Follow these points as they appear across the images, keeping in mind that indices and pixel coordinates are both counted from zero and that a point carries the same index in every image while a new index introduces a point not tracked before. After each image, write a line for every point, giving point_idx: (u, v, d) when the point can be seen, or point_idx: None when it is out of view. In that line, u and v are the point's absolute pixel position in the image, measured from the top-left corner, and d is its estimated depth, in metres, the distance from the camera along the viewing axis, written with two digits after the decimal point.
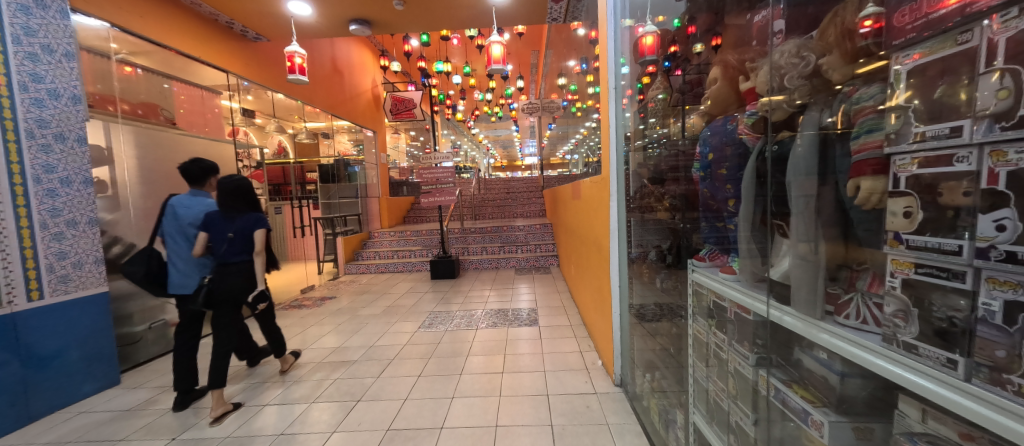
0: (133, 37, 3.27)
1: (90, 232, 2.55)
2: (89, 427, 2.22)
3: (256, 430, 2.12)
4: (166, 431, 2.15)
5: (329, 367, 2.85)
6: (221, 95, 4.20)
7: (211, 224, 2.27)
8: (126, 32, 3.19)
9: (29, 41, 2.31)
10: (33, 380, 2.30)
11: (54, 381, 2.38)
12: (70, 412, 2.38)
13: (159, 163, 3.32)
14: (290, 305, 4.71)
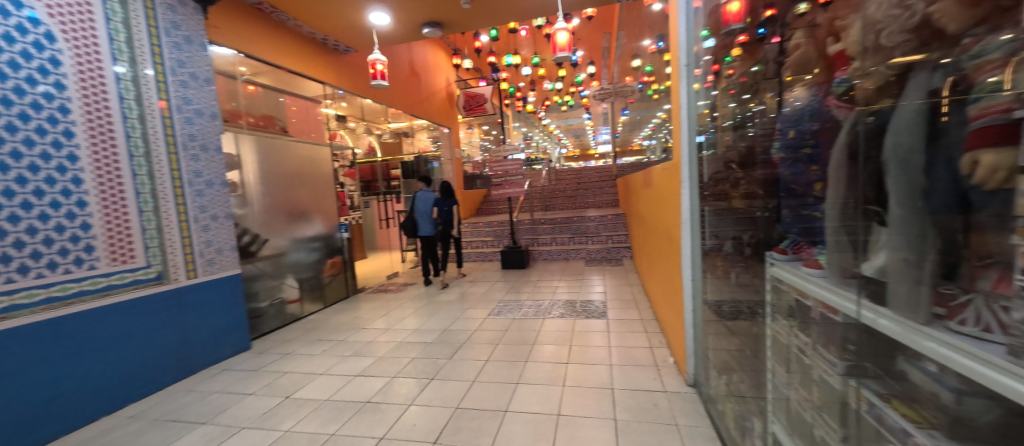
0: (254, 60, 3.79)
1: (227, 224, 3.07)
2: (228, 382, 2.68)
3: (348, 395, 2.38)
4: (284, 389, 2.52)
5: (407, 347, 3.10)
6: (322, 103, 4.75)
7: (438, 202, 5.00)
8: (248, 56, 3.70)
9: (182, 71, 2.82)
10: (192, 341, 2.82)
11: (206, 343, 2.91)
12: (215, 369, 2.89)
13: (272, 166, 3.84)
14: (378, 290, 5.19)
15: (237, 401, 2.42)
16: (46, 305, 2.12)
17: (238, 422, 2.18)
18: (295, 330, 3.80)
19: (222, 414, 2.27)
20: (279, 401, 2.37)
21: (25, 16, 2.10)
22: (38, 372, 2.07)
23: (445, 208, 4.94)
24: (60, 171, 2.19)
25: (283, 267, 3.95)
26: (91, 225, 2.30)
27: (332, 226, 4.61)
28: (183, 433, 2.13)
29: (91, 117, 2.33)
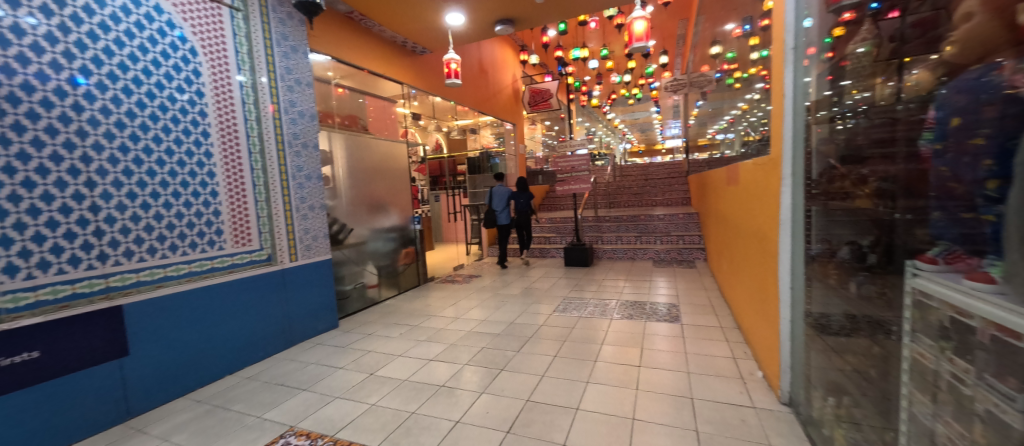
0: (343, 64, 4.12)
1: (322, 214, 3.36)
2: (322, 355, 2.93)
3: (424, 378, 2.51)
4: (370, 366, 2.71)
5: (476, 336, 3.19)
6: (399, 103, 5.00)
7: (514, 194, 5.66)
8: (338, 60, 4.01)
9: (289, 78, 3.11)
10: (292, 316, 3.11)
11: (303, 318, 3.21)
12: (310, 343, 3.18)
13: (357, 161, 4.14)
14: (445, 280, 5.41)
15: (329, 373, 2.63)
16: (188, 278, 2.46)
17: (331, 392, 2.38)
18: (373, 314, 4.07)
19: (318, 384, 2.49)
20: (365, 377, 2.55)
21: (175, 35, 2.45)
22: (181, 335, 2.41)
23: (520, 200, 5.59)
24: (199, 166, 2.53)
25: (365, 255, 4.25)
26: (221, 211, 2.63)
27: (406, 218, 4.89)
28: (287, 397, 2.37)
29: (222, 120, 2.66)
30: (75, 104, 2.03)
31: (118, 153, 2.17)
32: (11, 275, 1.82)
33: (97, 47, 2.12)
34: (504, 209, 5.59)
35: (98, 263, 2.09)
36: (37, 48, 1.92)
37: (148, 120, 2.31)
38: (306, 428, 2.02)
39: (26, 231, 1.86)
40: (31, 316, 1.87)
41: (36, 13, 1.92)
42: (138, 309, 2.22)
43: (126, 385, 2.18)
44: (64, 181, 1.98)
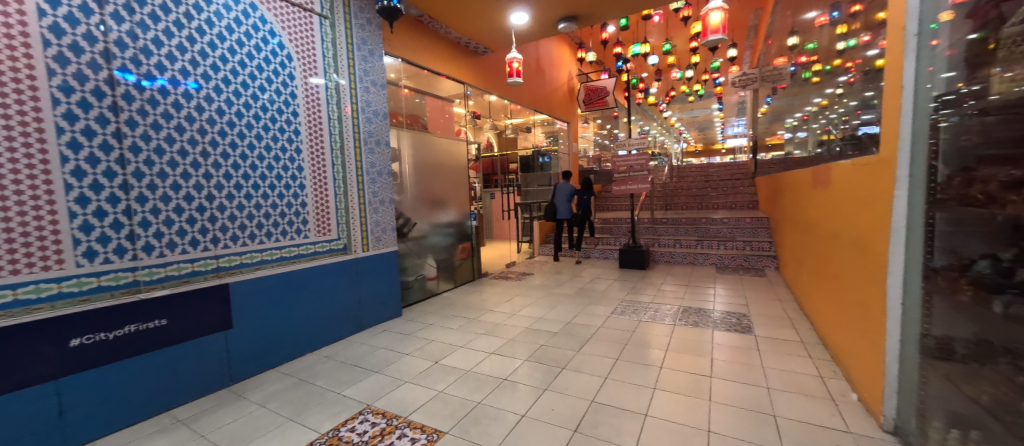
0: (411, 64, 4.31)
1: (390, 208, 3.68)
2: (389, 342, 3.20)
3: (487, 371, 2.58)
4: (435, 354, 2.88)
5: (534, 334, 3.20)
6: (455, 103, 5.13)
7: (578, 192, 5.85)
8: (406, 61, 4.20)
9: (365, 79, 3.46)
10: (362, 303, 3.41)
11: (373, 305, 3.52)
12: (377, 328, 3.47)
13: (420, 158, 4.38)
14: (498, 276, 5.49)
15: (397, 358, 2.84)
16: (280, 262, 2.79)
17: (402, 377, 2.57)
18: (431, 305, 4.25)
19: (387, 368, 2.71)
20: (431, 365, 2.70)
21: (275, 43, 2.77)
22: (273, 313, 2.74)
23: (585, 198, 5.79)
24: (291, 161, 2.85)
25: (425, 248, 4.46)
26: (307, 203, 2.95)
27: (463, 214, 5.06)
28: (363, 378, 2.63)
29: (310, 119, 2.97)
30: (197, 106, 2.37)
31: (229, 149, 2.51)
32: (148, 253, 2.19)
33: (214, 55, 2.46)
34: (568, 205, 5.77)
35: (212, 246, 2.43)
36: (171, 58, 2.28)
37: (252, 119, 2.64)
38: (381, 407, 2.23)
39: (159, 215, 2.22)
40: (161, 289, 2.23)
41: (171, 29, 2.28)
42: (243, 287, 2.57)
43: (230, 354, 2.53)
44: (188, 173, 2.33)
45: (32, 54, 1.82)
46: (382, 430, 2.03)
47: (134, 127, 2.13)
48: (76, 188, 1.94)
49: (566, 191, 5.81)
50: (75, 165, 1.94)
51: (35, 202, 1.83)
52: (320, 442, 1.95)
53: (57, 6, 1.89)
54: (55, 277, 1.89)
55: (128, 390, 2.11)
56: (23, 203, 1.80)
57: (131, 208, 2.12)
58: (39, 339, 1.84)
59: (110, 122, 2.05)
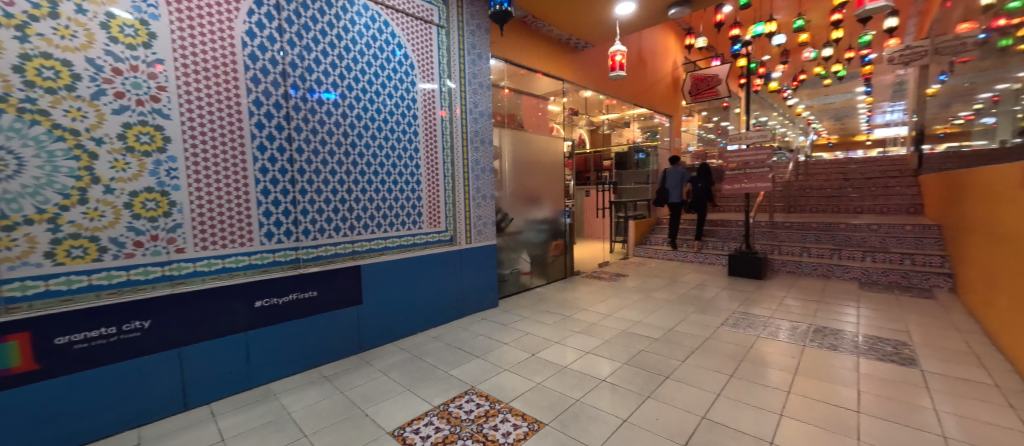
0: (513, 65, 4.53)
1: (491, 203, 4.08)
2: (488, 330, 3.61)
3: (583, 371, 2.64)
4: (532, 347, 3.18)
5: (632, 339, 3.09)
6: (550, 100, 5.14)
7: (691, 178, 6.12)
8: (508, 62, 4.42)
9: (475, 81, 3.89)
10: (464, 292, 3.91)
11: (473, 295, 4.00)
12: (477, 317, 3.93)
13: (519, 156, 4.56)
14: (592, 275, 5.45)
15: (497, 346, 3.26)
16: (399, 249, 3.42)
17: (501, 364, 2.93)
18: (525, 299, 4.43)
19: (488, 354, 3.12)
20: (527, 357, 3.00)
21: (401, 54, 3.37)
22: (392, 292, 3.37)
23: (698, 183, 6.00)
24: (409, 159, 3.46)
25: (519, 243, 4.60)
26: (420, 197, 3.54)
27: (557, 211, 5.09)
28: (466, 360, 3.06)
29: (426, 121, 3.56)
30: (342, 113, 3.03)
31: (363, 149, 3.16)
32: (306, 235, 2.88)
33: (355, 69, 3.09)
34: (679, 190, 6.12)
35: (349, 232, 3.10)
36: (323, 75, 2.92)
37: (381, 122, 3.26)
38: (484, 391, 2.57)
39: (314, 205, 2.90)
40: (314, 266, 2.92)
41: (324, 49, 2.92)
42: (373, 266, 3.24)
43: (360, 322, 3.19)
44: (335, 171, 3.00)
45: (237, 80, 2.53)
46: (487, 411, 2.31)
47: (299, 132, 2.81)
48: (260, 182, 2.64)
49: (678, 176, 6.16)
50: (260, 164, 2.64)
51: (235, 193, 2.54)
52: (433, 413, 2.35)
53: (254, 42, 2.59)
54: (244, 253, 2.60)
55: (293, 344, 2.84)
56: (229, 192, 2.52)
57: (296, 199, 2.81)
58: (239, 300, 2.59)
59: (282, 129, 2.73)
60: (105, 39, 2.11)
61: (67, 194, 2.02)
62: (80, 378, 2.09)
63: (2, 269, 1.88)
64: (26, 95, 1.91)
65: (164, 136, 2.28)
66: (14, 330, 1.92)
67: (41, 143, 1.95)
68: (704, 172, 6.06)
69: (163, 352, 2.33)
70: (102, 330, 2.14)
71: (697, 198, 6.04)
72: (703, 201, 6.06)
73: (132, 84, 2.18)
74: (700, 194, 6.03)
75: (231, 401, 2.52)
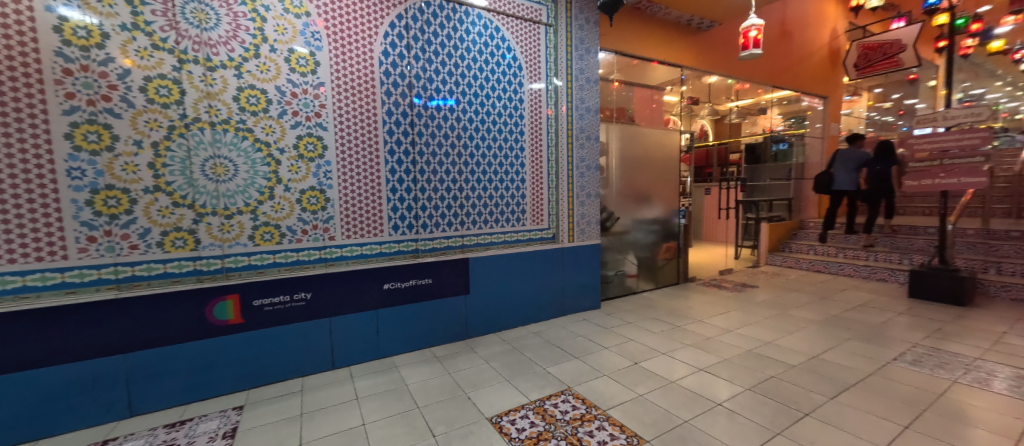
0: (624, 57, 4.31)
1: (596, 202, 4.00)
2: (588, 331, 3.54)
3: (695, 389, 2.59)
4: (635, 355, 3.10)
5: (767, 362, 2.94)
6: (667, 90, 4.74)
7: (867, 160, 5.11)
8: (620, 54, 4.20)
9: (582, 77, 3.83)
10: (565, 290, 3.93)
11: (575, 294, 3.99)
12: (578, 317, 3.89)
13: (627, 152, 4.40)
14: (710, 283, 5.01)
15: (596, 350, 3.19)
16: (503, 245, 3.58)
17: (601, 369, 2.89)
18: (632, 303, 4.30)
19: (587, 357, 3.08)
20: (629, 365, 2.94)
21: (510, 57, 3.50)
22: (496, 286, 3.55)
23: (875, 166, 4.97)
24: (516, 158, 3.58)
25: (626, 243, 4.44)
26: (525, 194, 3.64)
27: (670, 210, 4.78)
28: (564, 360, 3.07)
29: (532, 120, 3.64)
30: (456, 117, 3.30)
31: (474, 149, 3.39)
32: (424, 229, 3.23)
33: (469, 76, 3.33)
34: (847, 174, 5.23)
35: (459, 227, 3.38)
36: (442, 84, 3.22)
37: (490, 123, 3.45)
38: (580, 393, 2.58)
39: (431, 201, 3.24)
40: (430, 256, 3.25)
41: (443, 60, 3.21)
42: (480, 261, 3.45)
43: (467, 312, 3.43)
44: (449, 170, 3.30)
45: (375, 95, 2.96)
46: (582, 415, 2.34)
47: (422, 137, 3.16)
48: (390, 182, 3.06)
49: (849, 156, 5.25)
50: (390, 166, 3.05)
51: (371, 191, 2.99)
52: (529, 407, 2.45)
53: (389, 59, 2.99)
54: (376, 242, 3.04)
55: (412, 327, 3.20)
56: (367, 190, 2.98)
57: (417, 196, 3.18)
58: (372, 284, 3.02)
59: (408, 135, 3.11)
60: (287, 70, 2.67)
61: (261, 192, 2.64)
62: (270, 335, 2.70)
63: (224, 247, 2.55)
64: (240, 118, 2.56)
65: (323, 145, 2.80)
66: (229, 291, 2.56)
67: (248, 154, 2.59)
68: (884, 152, 4.88)
69: (318, 320, 2.86)
70: (281, 298, 2.72)
71: (872, 185, 5.03)
72: (885, 188, 4.97)
73: (304, 104, 2.73)
74: (877, 179, 4.98)
75: (364, 367, 2.97)
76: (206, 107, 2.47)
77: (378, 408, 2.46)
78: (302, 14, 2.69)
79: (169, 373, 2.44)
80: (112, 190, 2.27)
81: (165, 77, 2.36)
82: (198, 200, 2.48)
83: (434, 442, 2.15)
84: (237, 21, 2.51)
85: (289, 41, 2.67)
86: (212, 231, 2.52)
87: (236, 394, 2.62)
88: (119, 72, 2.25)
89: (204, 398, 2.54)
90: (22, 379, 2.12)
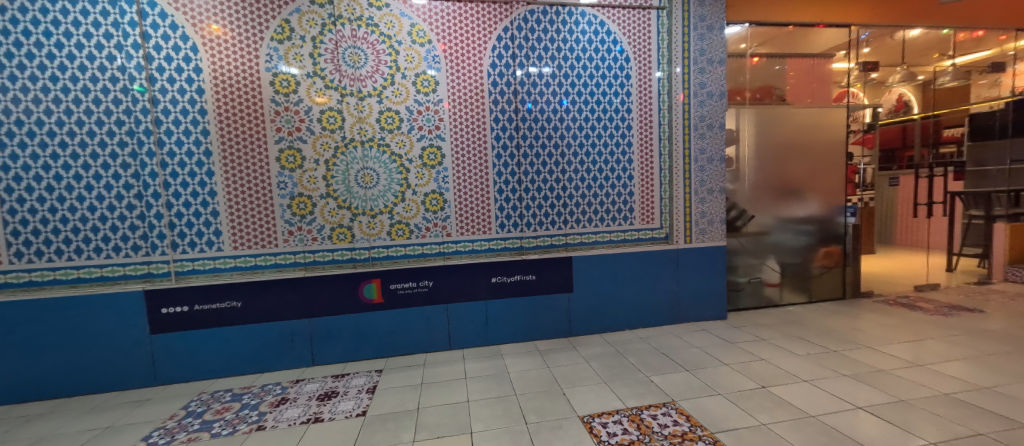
0: (767, 28, 3.74)
1: (720, 198, 3.59)
2: (706, 343, 3.17)
3: (848, 429, 2.01)
4: (763, 378, 2.56)
5: (974, 412, 2.12)
6: (836, 57, 3.92)
7: None
8: (764, 24, 3.69)
9: (703, 59, 3.45)
10: (682, 295, 3.60)
11: (694, 301, 3.63)
12: (696, 327, 3.52)
13: (768, 138, 3.80)
14: (897, 302, 3.91)
15: (713, 365, 2.79)
16: (609, 244, 3.50)
17: (715, 387, 2.48)
18: (772, 317, 3.68)
19: (700, 371, 2.71)
20: (754, 388, 2.44)
21: (618, 49, 3.38)
22: (602, 286, 3.49)
23: None
24: (623, 155, 3.45)
25: (765, 247, 3.91)
26: (633, 192, 3.49)
27: (831, 207, 3.98)
28: (671, 370, 2.77)
29: (641, 112, 3.44)
30: (561, 117, 3.35)
31: (579, 148, 3.39)
32: (529, 227, 3.40)
33: (574, 74, 3.34)
34: None
35: (563, 225, 3.45)
36: (547, 86, 3.32)
37: (596, 120, 3.40)
38: (686, 409, 2.25)
39: (536, 201, 3.39)
40: (536, 254, 3.40)
41: (547, 64, 3.31)
42: (585, 259, 3.45)
43: (572, 310, 3.48)
44: (553, 170, 3.39)
45: (484, 105, 3.25)
46: (684, 433, 2.03)
47: (527, 140, 3.33)
48: (498, 184, 3.32)
49: None
50: (497, 169, 3.31)
51: (481, 193, 3.30)
52: (624, 413, 2.23)
53: (497, 71, 3.25)
54: (486, 239, 3.35)
55: (518, 320, 3.41)
56: (477, 191, 3.30)
57: (523, 196, 3.37)
58: (482, 277, 3.33)
59: (513, 139, 3.31)
60: (414, 92, 3.15)
61: (396, 196, 3.19)
62: (401, 316, 3.24)
63: (370, 241, 3.18)
64: (380, 136, 3.14)
65: (442, 154, 3.22)
66: (373, 275, 3.17)
67: (386, 165, 3.17)
68: None
69: (439, 306, 3.29)
70: (411, 284, 3.24)
71: None
72: None
73: (427, 120, 3.18)
74: None
75: (475, 351, 3.29)
76: (358, 129, 3.10)
77: (479, 390, 2.60)
78: (426, 42, 3.13)
79: (335, 336, 3.15)
80: (301, 197, 3.05)
81: (332, 109, 3.05)
82: (353, 203, 3.14)
83: (526, 429, 2.14)
84: (378, 57, 3.08)
85: (416, 67, 3.14)
86: (363, 228, 3.17)
87: (379, 359, 3.21)
88: (305, 108, 3.01)
89: (357, 360, 3.19)
90: (253, 329, 3.01)
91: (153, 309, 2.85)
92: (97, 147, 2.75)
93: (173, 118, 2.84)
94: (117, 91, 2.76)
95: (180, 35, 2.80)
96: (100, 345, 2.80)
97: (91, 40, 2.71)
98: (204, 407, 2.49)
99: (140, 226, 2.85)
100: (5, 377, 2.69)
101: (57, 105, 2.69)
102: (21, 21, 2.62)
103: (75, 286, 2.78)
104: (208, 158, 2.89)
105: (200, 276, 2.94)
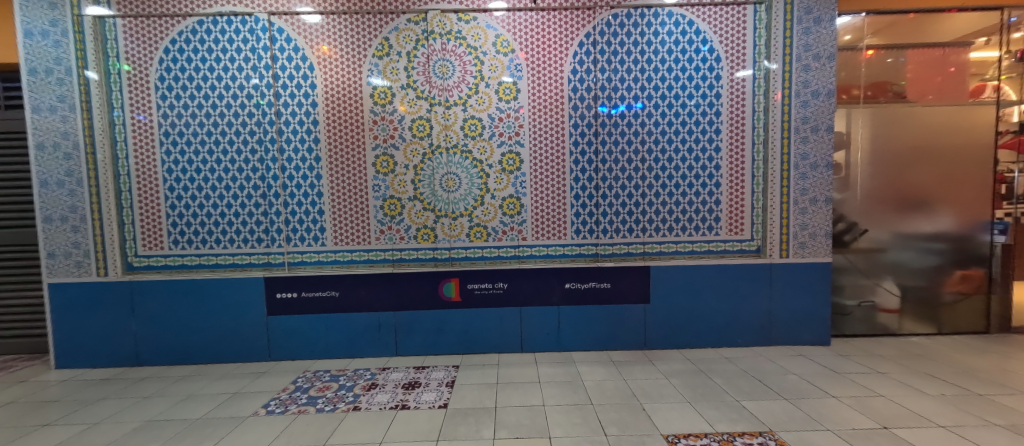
0: (886, 15, 3.30)
1: (825, 208, 3.22)
2: (806, 371, 2.86)
3: None
4: (884, 417, 2.24)
5: None
6: (976, 44, 3.32)
7: None
8: (880, 12, 3.27)
9: (807, 55, 3.14)
10: (775, 314, 3.30)
11: (789, 322, 3.30)
12: (792, 351, 3.20)
13: (887, 141, 3.33)
14: None
15: (817, 396, 2.50)
16: (691, 255, 3.31)
17: (822, 420, 2.23)
18: (889, 348, 3.20)
19: (801, 401, 2.45)
20: (872, 427, 2.14)
21: (707, 49, 3.20)
22: (684, 299, 3.31)
23: None
24: (710, 160, 3.25)
25: (880, 266, 3.43)
26: (720, 200, 3.27)
27: (970, 223, 3.38)
28: (766, 396, 2.54)
29: (732, 114, 3.22)
30: (643, 121, 3.26)
31: (661, 154, 3.27)
32: (605, 234, 3.34)
33: (658, 78, 3.23)
34: None
35: (641, 233, 3.33)
36: (629, 90, 3.25)
37: (681, 125, 3.24)
38: (788, 441, 2.04)
39: (613, 208, 3.33)
40: (611, 261, 3.33)
41: (629, 67, 3.24)
42: (664, 269, 3.31)
43: (649, 322, 3.34)
44: (632, 176, 3.30)
45: (564, 111, 3.27)
46: None
47: (606, 145, 3.28)
48: (575, 189, 3.31)
49: None
50: (575, 175, 3.30)
51: (558, 197, 3.31)
52: (714, 437, 2.09)
53: (577, 76, 3.25)
54: (561, 244, 3.35)
55: (592, 328, 3.36)
56: (554, 196, 3.32)
57: (600, 202, 3.32)
58: (556, 282, 3.34)
59: (592, 144, 3.28)
60: (496, 100, 3.27)
61: (475, 199, 3.33)
62: (477, 315, 3.36)
63: (451, 241, 3.35)
64: (464, 143, 3.30)
65: (520, 160, 3.30)
66: (452, 275, 3.34)
67: (468, 170, 3.32)
68: None
69: (513, 308, 3.36)
70: (487, 285, 3.35)
71: None
72: None
73: (508, 126, 3.28)
74: None
75: (548, 356, 3.30)
76: (444, 136, 3.29)
77: (556, 395, 2.61)
78: (509, 51, 3.24)
79: (418, 331, 3.36)
80: (392, 199, 3.31)
81: (422, 118, 3.27)
82: (437, 206, 3.33)
83: (606, 440, 2.10)
84: (465, 68, 3.25)
85: (499, 76, 3.25)
86: (445, 229, 3.35)
87: (455, 355, 3.36)
88: (398, 118, 3.26)
89: (436, 355, 3.37)
90: (348, 318, 3.32)
91: (271, 294, 3.28)
92: (234, 154, 3.24)
93: (292, 129, 3.25)
94: (251, 106, 3.22)
95: (301, 56, 3.20)
96: (229, 322, 3.28)
97: (234, 63, 3.20)
98: (310, 384, 2.80)
99: (263, 222, 3.29)
100: (161, 342, 3.27)
101: (207, 119, 3.22)
102: (185, 50, 3.17)
103: (214, 271, 3.29)
104: (318, 163, 3.26)
105: (307, 267, 3.32)
